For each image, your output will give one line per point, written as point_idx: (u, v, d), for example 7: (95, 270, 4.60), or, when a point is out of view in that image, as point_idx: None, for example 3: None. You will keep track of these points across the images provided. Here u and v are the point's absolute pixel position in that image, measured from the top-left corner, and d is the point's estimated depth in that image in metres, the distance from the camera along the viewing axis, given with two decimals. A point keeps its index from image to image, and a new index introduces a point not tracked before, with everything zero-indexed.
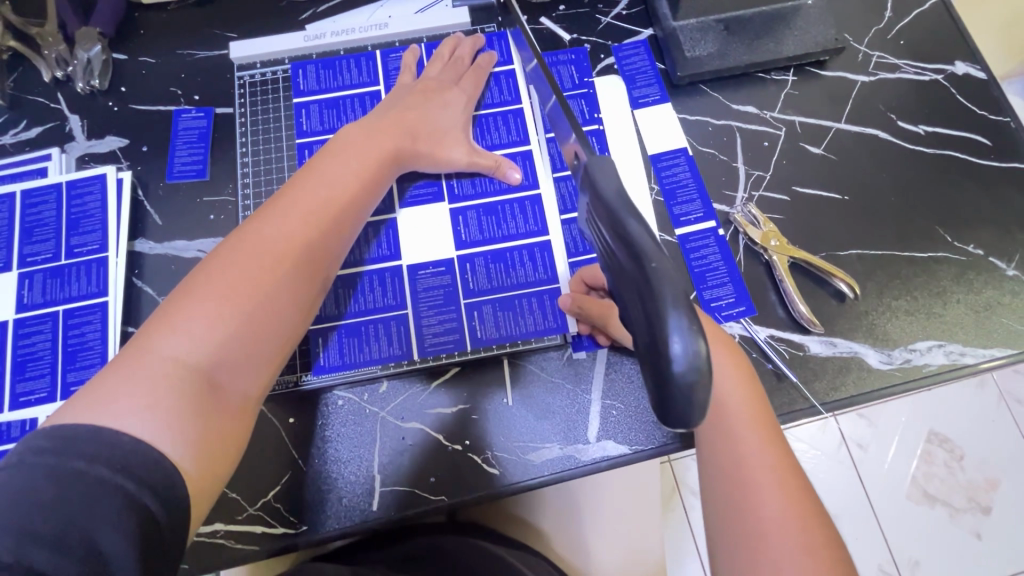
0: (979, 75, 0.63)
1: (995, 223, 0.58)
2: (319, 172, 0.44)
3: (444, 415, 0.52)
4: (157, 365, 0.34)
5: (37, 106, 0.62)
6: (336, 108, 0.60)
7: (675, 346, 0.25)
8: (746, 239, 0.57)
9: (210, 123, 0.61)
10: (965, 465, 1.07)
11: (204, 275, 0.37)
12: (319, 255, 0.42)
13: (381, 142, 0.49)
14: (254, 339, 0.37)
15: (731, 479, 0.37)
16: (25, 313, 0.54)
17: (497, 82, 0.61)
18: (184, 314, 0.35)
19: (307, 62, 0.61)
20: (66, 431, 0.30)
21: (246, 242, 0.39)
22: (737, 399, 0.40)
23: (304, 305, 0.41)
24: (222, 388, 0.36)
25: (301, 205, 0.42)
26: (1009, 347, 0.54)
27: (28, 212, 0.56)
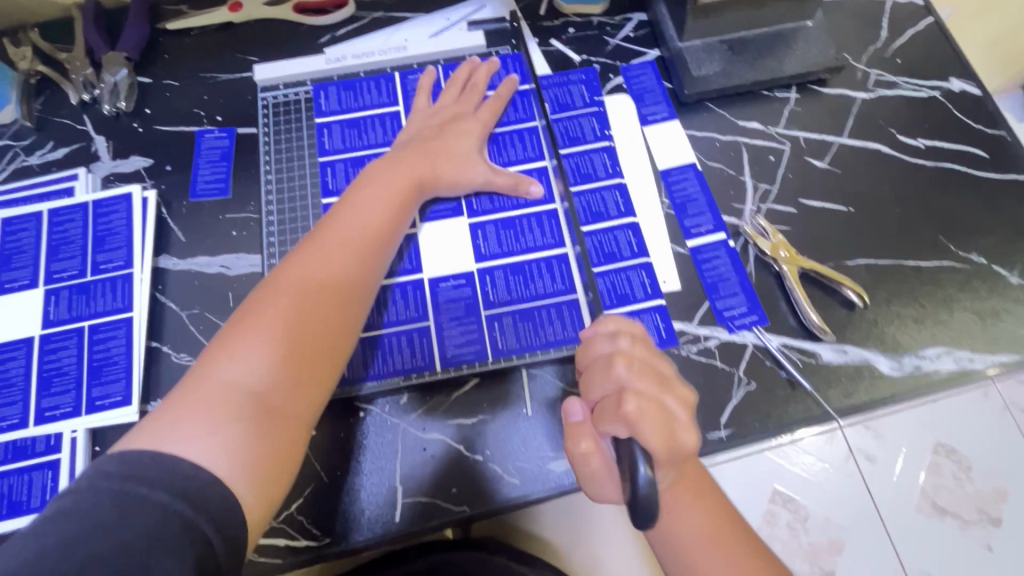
0: (974, 91, 0.65)
1: (996, 232, 0.59)
2: (347, 211, 0.49)
3: (464, 427, 0.53)
4: (220, 390, 0.39)
5: (63, 128, 0.63)
6: (356, 127, 0.62)
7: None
8: (756, 250, 0.59)
9: (233, 144, 0.63)
10: (973, 477, 1.05)
11: (255, 311, 0.43)
12: (349, 285, 0.46)
13: (402, 174, 0.53)
14: (298, 366, 0.42)
15: (684, 554, 0.45)
16: (51, 329, 0.54)
17: (512, 102, 0.63)
18: (241, 346, 0.41)
19: (328, 83, 0.63)
20: (131, 455, 0.34)
21: (286, 281, 0.44)
22: (684, 501, 0.46)
23: (340, 330, 0.45)
24: (277, 410, 0.40)
25: (328, 242, 0.47)
26: (1015, 352, 0.55)
27: (54, 230, 0.58)
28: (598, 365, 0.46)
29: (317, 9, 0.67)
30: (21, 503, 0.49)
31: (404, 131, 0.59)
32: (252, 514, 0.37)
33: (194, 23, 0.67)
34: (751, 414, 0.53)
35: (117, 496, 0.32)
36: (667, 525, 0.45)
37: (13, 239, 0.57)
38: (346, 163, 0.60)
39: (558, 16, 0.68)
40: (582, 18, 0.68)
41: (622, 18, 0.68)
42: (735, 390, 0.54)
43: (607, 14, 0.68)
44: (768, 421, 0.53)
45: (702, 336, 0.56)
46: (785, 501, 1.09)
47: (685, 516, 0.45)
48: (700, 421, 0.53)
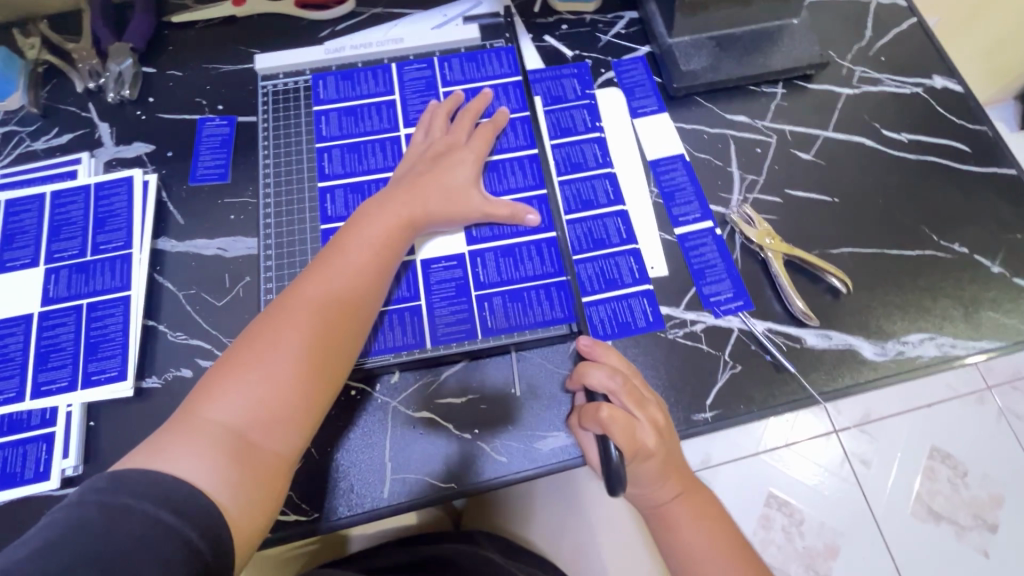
0: (956, 88, 0.67)
1: (978, 223, 0.61)
2: (338, 253, 0.50)
3: (453, 405, 0.54)
4: (207, 426, 0.41)
5: (69, 115, 0.65)
6: (353, 114, 0.63)
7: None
8: (742, 238, 0.60)
9: (233, 131, 0.64)
10: (969, 481, 1.08)
11: (247, 349, 0.44)
12: (337, 327, 0.47)
13: (393, 215, 0.53)
14: (281, 406, 0.43)
15: (692, 569, 0.48)
16: (50, 306, 0.56)
17: (504, 91, 0.65)
18: (228, 383, 0.43)
19: (326, 73, 0.65)
20: (118, 477, 0.36)
21: (275, 322, 0.46)
22: (686, 515, 0.50)
23: (326, 370, 0.46)
24: (258, 445, 0.42)
25: (320, 284, 0.48)
26: (997, 339, 0.56)
27: (57, 211, 0.59)
28: (594, 366, 0.50)
29: (318, 4, 0.70)
30: (16, 474, 0.50)
31: (399, 167, 0.59)
32: (238, 533, 0.40)
33: (198, 17, 0.69)
34: (735, 397, 0.54)
35: (106, 505, 0.34)
36: (673, 536, 0.49)
37: (15, 220, 0.59)
38: (343, 148, 0.62)
39: (552, 14, 0.70)
40: (575, 15, 0.70)
41: (614, 16, 0.70)
42: (720, 373, 0.55)
43: (600, 12, 0.70)
44: (753, 403, 0.54)
45: (688, 320, 0.57)
46: (780, 505, 1.10)
47: (690, 534, 0.49)
48: (685, 403, 0.54)
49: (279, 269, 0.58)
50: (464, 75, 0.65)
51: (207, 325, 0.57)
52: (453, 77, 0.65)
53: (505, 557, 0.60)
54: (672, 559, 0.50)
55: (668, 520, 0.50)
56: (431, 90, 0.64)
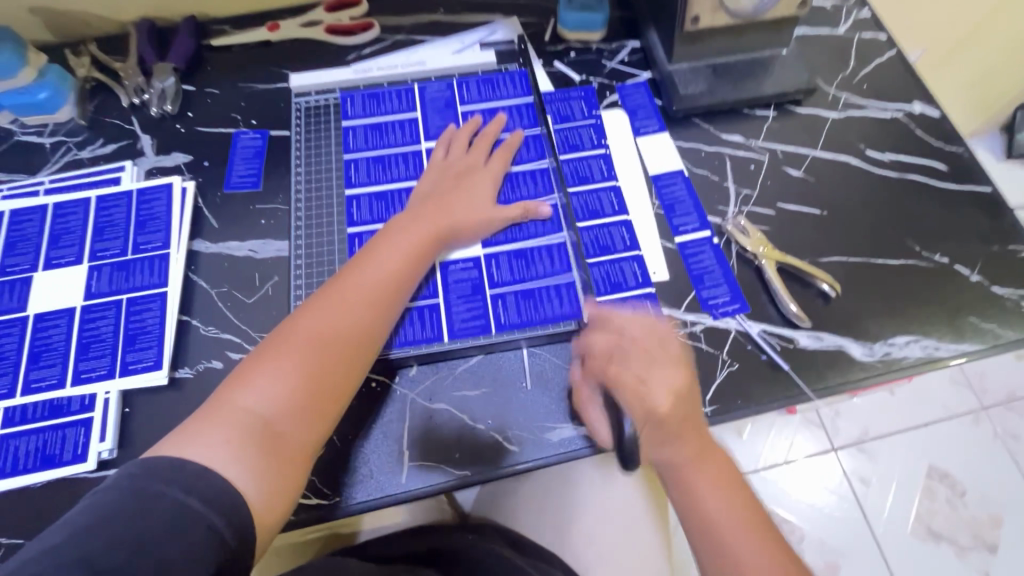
0: (934, 113, 0.72)
1: (957, 236, 0.65)
2: (366, 263, 0.54)
3: (467, 397, 0.57)
4: (239, 413, 0.45)
5: (113, 127, 0.70)
6: (377, 129, 0.68)
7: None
8: (738, 247, 0.64)
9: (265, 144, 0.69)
10: (967, 501, 1.19)
11: (277, 346, 0.48)
12: (362, 330, 0.51)
13: (418, 230, 0.57)
14: (306, 399, 0.47)
15: (709, 534, 0.47)
16: (92, 300, 0.59)
17: (518, 111, 0.70)
18: (259, 375, 0.47)
19: (353, 92, 0.71)
20: (150, 462, 0.39)
21: (303, 324, 0.50)
22: (711, 483, 0.49)
23: (349, 370, 0.50)
24: (284, 435, 0.46)
25: (346, 290, 0.52)
26: (978, 342, 0.60)
27: (101, 214, 0.64)
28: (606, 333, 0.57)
29: (346, 30, 0.76)
30: (54, 456, 0.53)
31: (422, 183, 0.63)
32: (262, 516, 0.42)
33: (236, 40, 0.75)
34: (733, 392, 0.57)
35: (138, 492, 0.37)
36: (693, 499, 0.49)
37: (61, 221, 0.63)
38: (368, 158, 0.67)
39: (561, 42, 0.76)
40: (582, 44, 0.76)
41: (618, 45, 0.76)
42: (719, 370, 0.58)
43: (605, 40, 0.76)
44: (750, 399, 0.57)
45: (688, 321, 0.61)
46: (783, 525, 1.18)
47: (708, 498, 0.48)
48: None
49: (308, 269, 0.62)
50: (479, 95, 0.71)
51: (237, 320, 0.61)
52: (470, 98, 0.71)
53: (514, 552, 0.62)
54: (690, 525, 0.49)
55: (687, 485, 0.49)
56: (449, 109, 0.70)
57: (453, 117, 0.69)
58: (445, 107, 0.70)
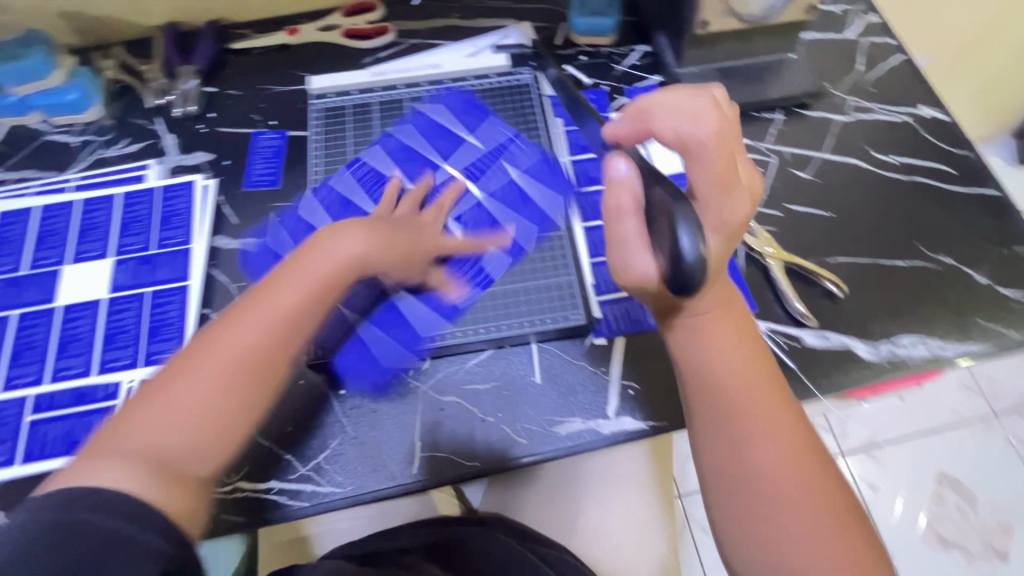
0: (942, 117, 0.73)
1: (964, 238, 0.66)
2: (273, 283, 0.48)
3: (477, 390, 0.59)
4: (123, 452, 0.40)
5: (138, 126, 0.73)
6: (435, 133, 0.71)
7: (681, 239, 0.38)
8: (745, 247, 0.65)
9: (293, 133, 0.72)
10: (977, 508, 1.19)
11: (177, 375, 0.44)
12: (274, 345, 0.46)
13: (345, 239, 0.52)
14: (212, 422, 0.43)
15: (720, 408, 0.44)
16: (117, 293, 0.62)
17: (533, 199, 0.67)
18: (150, 408, 0.42)
19: (464, 98, 0.73)
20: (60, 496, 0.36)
21: (210, 346, 0.45)
22: (752, 407, 0.44)
23: (262, 386, 0.45)
24: (188, 461, 0.41)
25: (259, 304, 0.47)
26: (984, 343, 0.60)
27: (126, 210, 0.66)
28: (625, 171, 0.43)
29: (362, 35, 0.78)
30: (80, 441, 0.55)
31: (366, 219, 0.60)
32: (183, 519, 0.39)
33: (256, 44, 0.77)
34: None
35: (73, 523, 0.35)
36: (727, 416, 0.44)
37: (88, 217, 0.66)
38: (389, 166, 0.69)
39: (572, 46, 0.78)
40: (593, 48, 0.78)
41: (628, 49, 0.77)
42: None
43: (615, 45, 0.78)
44: None
45: None
46: None
47: (721, 370, 0.45)
48: None
49: None
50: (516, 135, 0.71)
51: None
52: (522, 165, 0.69)
53: (520, 542, 0.64)
54: (697, 392, 0.46)
55: (700, 336, 0.46)
56: (495, 159, 0.69)
57: (497, 165, 0.69)
58: (494, 155, 0.70)
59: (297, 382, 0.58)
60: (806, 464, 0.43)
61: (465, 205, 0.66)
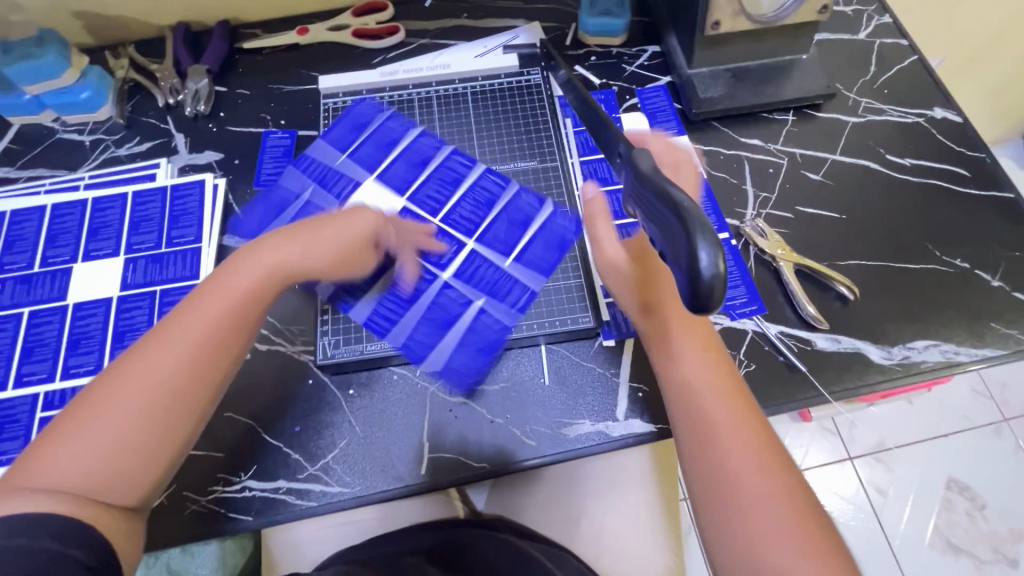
0: (956, 119, 0.72)
1: (978, 241, 0.65)
2: (197, 304, 0.46)
3: (485, 392, 0.59)
4: (39, 485, 0.38)
5: (149, 125, 0.73)
6: (482, 200, 0.66)
7: (702, 255, 0.34)
8: (755, 249, 0.65)
9: (361, 114, 0.72)
10: (987, 514, 1.17)
11: (98, 396, 0.41)
12: (199, 375, 0.44)
13: (274, 255, 0.49)
14: (133, 453, 0.41)
15: (688, 400, 0.47)
16: (127, 291, 0.62)
17: (474, 331, 0.60)
18: (66, 437, 0.40)
19: (541, 211, 0.66)
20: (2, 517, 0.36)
21: (132, 366, 0.43)
22: (720, 400, 0.46)
23: (188, 419, 0.43)
24: (108, 497, 0.40)
25: (186, 325, 0.45)
26: (999, 348, 0.60)
27: (137, 208, 0.66)
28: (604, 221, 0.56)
29: (372, 35, 0.78)
30: None
31: None
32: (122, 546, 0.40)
33: (266, 43, 0.78)
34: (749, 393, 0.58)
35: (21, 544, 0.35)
36: (695, 408, 0.46)
37: (99, 215, 0.66)
38: (425, 192, 0.67)
39: (582, 46, 0.78)
40: (603, 49, 0.77)
41: (638, 49, 0.77)
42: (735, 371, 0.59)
43: (625, 45, 0.77)
44: (766, 399, 0.58)
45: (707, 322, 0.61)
46: None
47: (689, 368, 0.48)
48: None
49: None
50: (520, 138, 0.71)
51: None
52: (513, 299, 0.61)
53: (522, 540, 0.65)
54: (667, 385, 0.49)
55: (664, 334, 0.51)
56: (491, 264, 0.63)
57: (484, 258, 0.63)
58: (489, 254, 0.63)
59: (306, 383, 0.59)
60: (774, 461, 0.43)
61: (440, 258, 0.63)
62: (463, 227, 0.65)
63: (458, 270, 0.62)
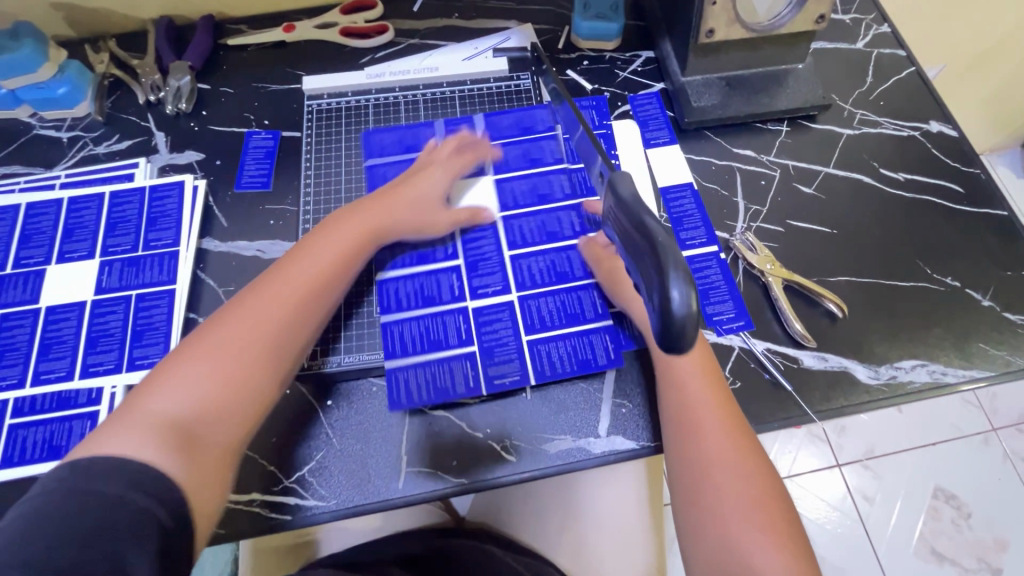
0: (952, 133, 0.71)
1: (971, 260, 0.64)
2: (283, 272, 0.53)
3: (466, 408, 0.57)
4: (146, 418, 0.43)
5: (129, 123, 0.71)
6: (555, 271, 0.62)
7: (674, 293, 0.34)
8: (744, 263, 0.64)
9: (535, 119, 0.70)
10: (973, 523, 1.18)
11: (201, 345, 0.48)
12: (290, 329, 0.51)
13: (352, 228, 0.57)
14: (224, 395, 0.46)
15: (672, 382, 0.53)
16: (102, 295, 0.60)
17: (449, 370, 0.57)
18: (172, 380, 0.45)
19: (602, 324, 0.59)
20: (81, 464, 0.39)
21: (231, 320, 0.49)
22: (701, 386, 0.52)
23: (276, 370, 0.50)
24: (202, 438, 0.44)
25: (275, 287, 0.52)
26: (987, 369, 0.59)
27: (114, 210, 0.65)
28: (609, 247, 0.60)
29: (361, 34, 0.76)
30: (61, 447, 0.54)
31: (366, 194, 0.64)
32: (199, 500, 0.42)
33: (252, 40, 0.76)
34: None
35: (78, 492, 0.37)
36: (680, 391, 0.52)
37: (75, 215, 0.64)
38: (521, 224, 0.64)
39: (574, 50, 0.76)
40: (596, 53, 0.76)
41: (632, 55, 0.75)
42: None
43: (619, 50, 0.76)
44: (750, 417, 0.57)
45: None
46: None
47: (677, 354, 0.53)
48: None
49: None
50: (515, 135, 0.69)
51: None
52: (500, 374, 0.57)
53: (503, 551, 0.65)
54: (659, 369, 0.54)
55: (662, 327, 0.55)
56: (508, 331, 0.59)
57: (509, 318, 0.60)
58: (517, 319, 0.60)
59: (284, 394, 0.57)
60: (744, 443, 0.49)
61: (480, 285, 0.61)
62: (520, 275, 0.62)
63: (481, 307, 0.60)
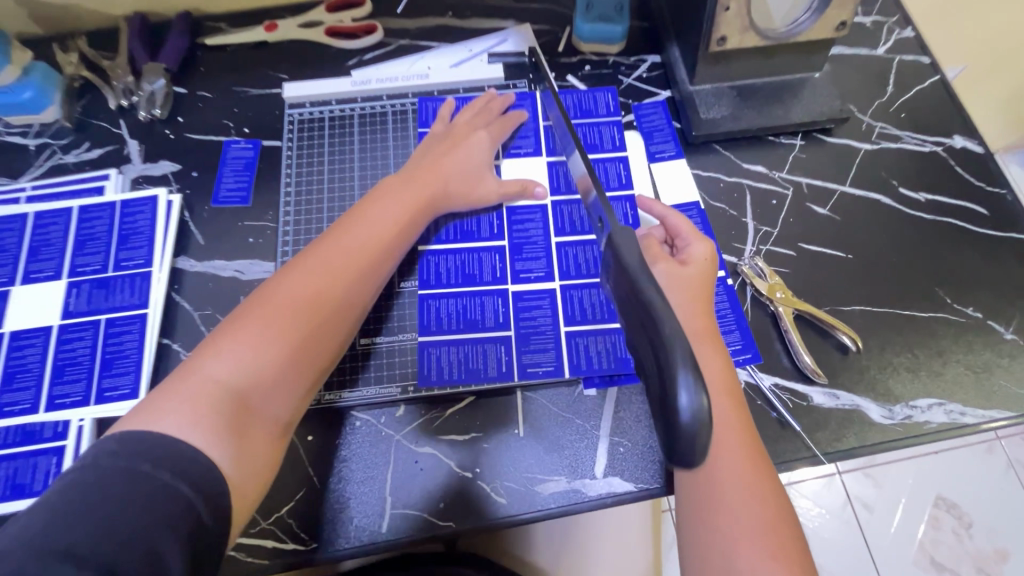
0: (976, 149, 0.67)
1: (994, 289, 0.60)
2: (342, 237, 0.51)
3: (457, 442, 0.54)
4: (202, 384, 0.41)
5: (100, 130, 0.67)
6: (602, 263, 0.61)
7: (683, 394, 0.39)
8: (753, 290, 0.60)
9: (597, 102, 0.68)
10: (973, 532, 1.15)
11: (262, 307, 0.45)
12: (351, 299, 0.49)
13: (406, 199, 0.56)
14: (281, 369, 0.44)
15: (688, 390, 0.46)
16: (70, 320, 0.57)
17: (483, 351, 0.57)
18: (229, 343, 0.43)
19: None
20: (133, 435, 0.37)
21: (290, 284, 0.47)
22: (722, 399, 0.46)
23: (330, 344, 0.48)
24: (257, 411, 0.43)
25: (335, 253, 0.50)
26: (1009, 409, 0.55)
27: (83, 226, 0.61)
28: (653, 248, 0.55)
29: (348, 34, 0.71)
30: (25, 485, 0.51)
31: (411, 159, 0.62)
32: (242, 483, 0.40)
33: (231, 40, 0.71)
34: None
35: (121, 469, 0.35)
36: None
37: (42, 231, 0.60)
38: (571, 211, 0.63)
39: (575, 54, 0.71)
40: (598, 57, 0.71)
41: (636, 59, 0.71)
42: None
43: (623, 54, 0.71)
44: None
45: None
46: None
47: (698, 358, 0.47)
48: None
49: None
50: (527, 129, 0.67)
51: None
52: (536, 362, 0.57)
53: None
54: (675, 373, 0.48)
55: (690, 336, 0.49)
56: (547, 319, 0.59)
57: (550, 306, 0.59)
58: (557, 309, 0.59)
59: None
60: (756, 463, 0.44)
61: (524, 269, 0.61)
62: (566, 263, 0.61)
63: (522, 292, 0.60)
